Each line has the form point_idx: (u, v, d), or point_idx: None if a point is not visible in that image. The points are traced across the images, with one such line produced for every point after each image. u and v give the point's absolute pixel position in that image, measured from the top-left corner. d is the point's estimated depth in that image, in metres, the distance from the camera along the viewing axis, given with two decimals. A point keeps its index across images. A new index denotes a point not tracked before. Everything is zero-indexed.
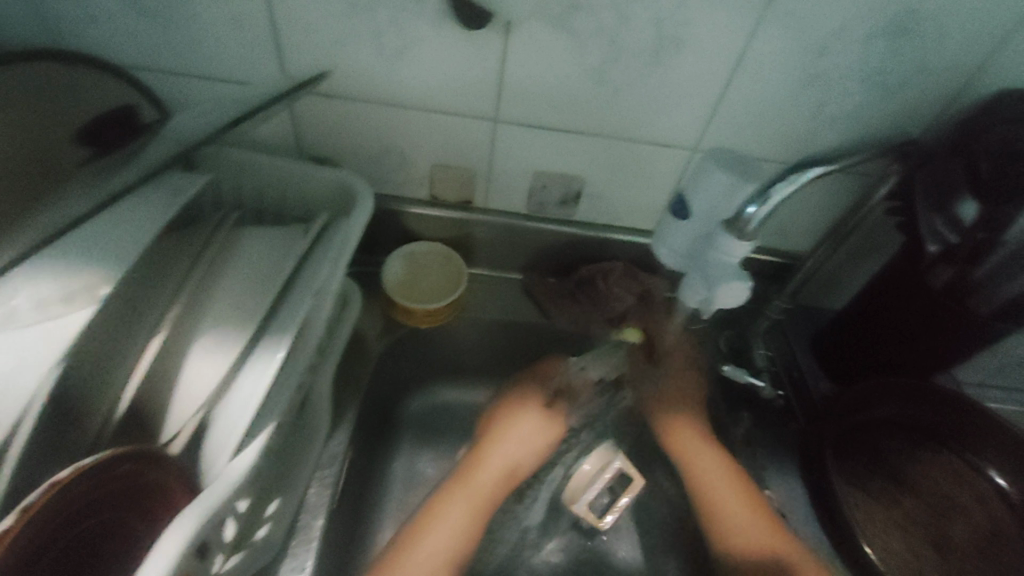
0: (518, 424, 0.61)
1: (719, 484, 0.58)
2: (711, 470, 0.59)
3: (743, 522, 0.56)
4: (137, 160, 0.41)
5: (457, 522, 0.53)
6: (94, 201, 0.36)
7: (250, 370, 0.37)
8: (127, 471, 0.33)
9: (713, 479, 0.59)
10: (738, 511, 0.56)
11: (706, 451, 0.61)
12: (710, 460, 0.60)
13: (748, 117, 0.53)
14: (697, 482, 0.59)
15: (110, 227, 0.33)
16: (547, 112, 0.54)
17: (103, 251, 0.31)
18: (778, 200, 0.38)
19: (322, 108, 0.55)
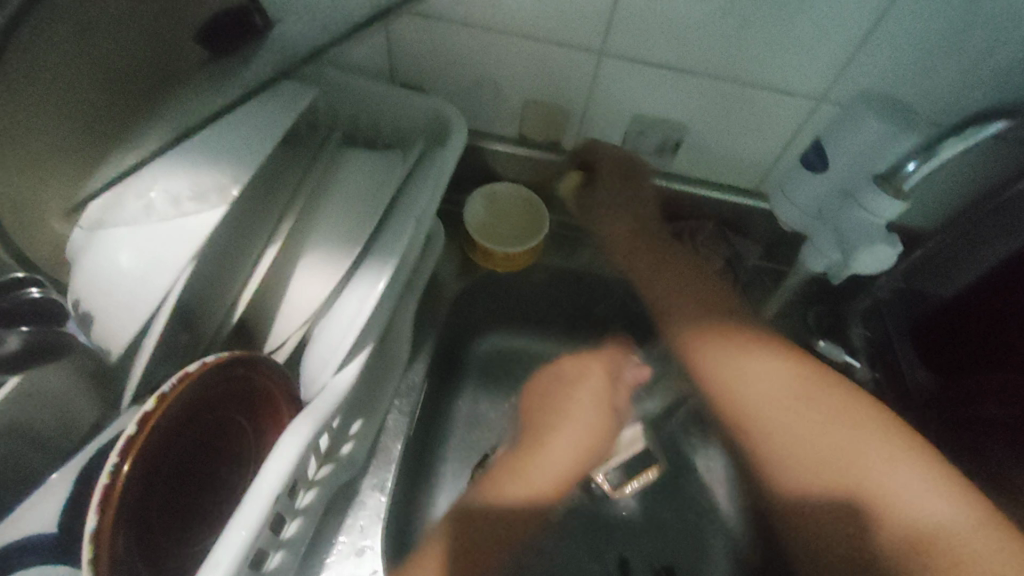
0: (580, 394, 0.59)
1: (808, 385, 0.50)
2: (776, 378, 0.51)
3: (850, 441, 0.47)
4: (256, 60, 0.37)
5: (518, 489, 0.52)
6: (212, 101, 0.34)
7: (355, 288, 0.37)
8: (241, 373, 0.34)
9: (785, 388, 0.50)
10: (830, 421, 0.48)
11: (779, 364, 0.52)
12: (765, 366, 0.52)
13: (896, 66, 0.47)
14: (791, 393, 0.50)
15: (230, 132, 0.32)
16: (660, 49, 0.50)
17: (228, 154, 0.31)
18: (946, 159, 0.33)
19: (421, 31, 0.52)
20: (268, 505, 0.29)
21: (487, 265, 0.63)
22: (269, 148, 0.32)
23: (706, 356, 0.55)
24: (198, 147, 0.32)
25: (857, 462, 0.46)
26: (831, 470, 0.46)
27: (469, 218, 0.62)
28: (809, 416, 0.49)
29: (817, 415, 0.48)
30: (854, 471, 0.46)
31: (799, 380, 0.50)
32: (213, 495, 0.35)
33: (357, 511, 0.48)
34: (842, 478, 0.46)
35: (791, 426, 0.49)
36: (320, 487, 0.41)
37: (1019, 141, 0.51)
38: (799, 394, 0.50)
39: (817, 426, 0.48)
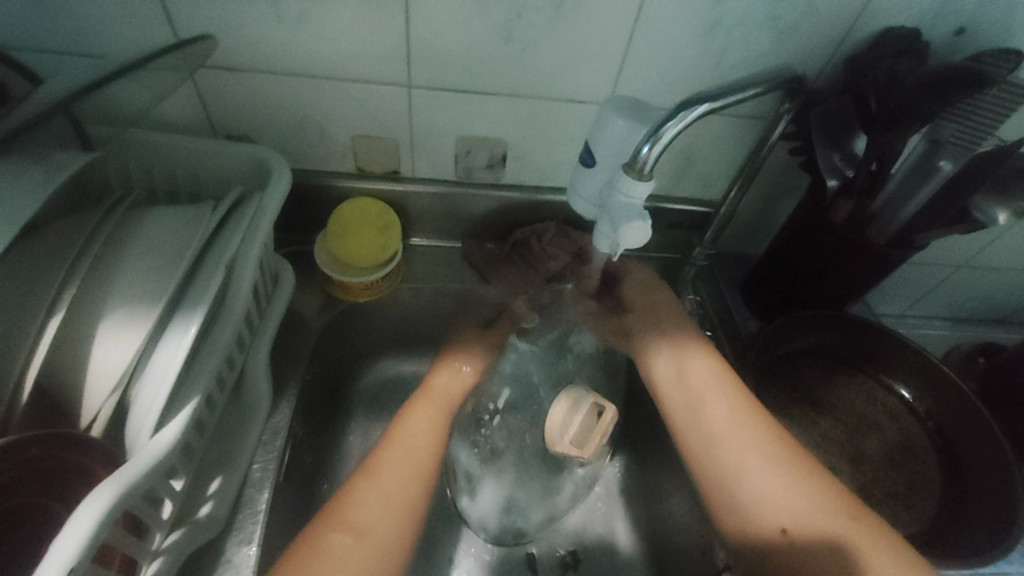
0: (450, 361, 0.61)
1: (702, 371, 0.55)
2: (692, 360, 0.56)
3: (722, 408, 0.53)
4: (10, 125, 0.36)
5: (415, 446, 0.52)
6: None
7: (163, 345, 0.37)
8: (38, 452, 0.34)
9: (693, 365, 0.56)
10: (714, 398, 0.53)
11: (690, 351, 0.57)
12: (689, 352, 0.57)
13: (658, 67, 0.54)
14: (687, 388, 0.55)
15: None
16: (459, 73, 0.54)
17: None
18: (668, 138, 0.39)
19: (228, 82, 0.53)
20: None
21: (348, 298, 0.65)
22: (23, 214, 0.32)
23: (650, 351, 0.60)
24: None
25: (722, 424, 0.52)
26: (707, 447, 0.52)
27: (323, 257, 0.64)
28: (708, 394, 0.54)
29: (693, 389, 0.55)
30: (714, 458, 0.51)
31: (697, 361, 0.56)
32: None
33: (225, 571, 0.46)
34: (707, 448, 0.52)
35: (686, 402, 0.55)
36: (166, 555, 0.40)
37: (762, 113, 0.58)
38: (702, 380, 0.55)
39: (687, 401, 0.55)
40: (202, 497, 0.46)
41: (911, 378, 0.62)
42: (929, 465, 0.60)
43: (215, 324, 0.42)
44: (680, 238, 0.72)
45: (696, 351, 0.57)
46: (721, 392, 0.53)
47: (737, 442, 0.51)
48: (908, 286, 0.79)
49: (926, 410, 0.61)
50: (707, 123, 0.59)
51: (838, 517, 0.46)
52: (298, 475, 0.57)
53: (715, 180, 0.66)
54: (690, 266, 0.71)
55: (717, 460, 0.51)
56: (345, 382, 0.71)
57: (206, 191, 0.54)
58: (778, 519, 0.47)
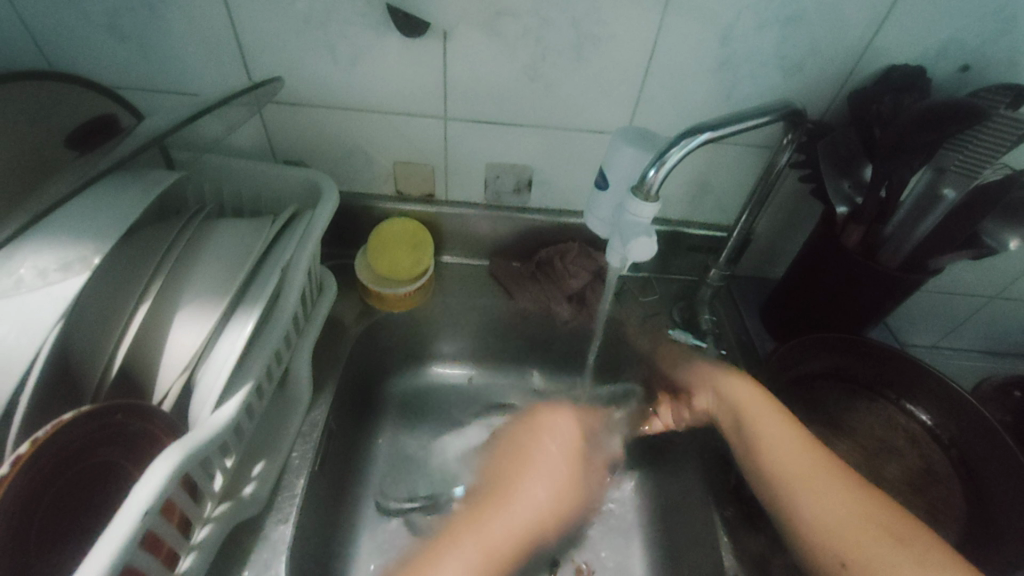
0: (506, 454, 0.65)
1: (753, 406, 0.56)
2: (740, 391, 0.57)
3: (767, 426, 0.54)
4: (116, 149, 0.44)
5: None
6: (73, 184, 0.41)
7: (227, 333, 0.43)
8: (120, 420, 0.39)
9: (741, 398, 0.57)
10: (764, 430, 0.54)
11: (730, 379, 0.59)
12: (734, 385, 0.58)
13: (672, 100, 0.59)
14: (733, 411, 0.57)
15: (91, 215, 0.39)
16: (490, 105, 0.61)
17: (92, 231, 0.38)
18: (672, 163, 0.44)
19: (290, 115, 0.61)
20: (135, 523, 0.33)
21: (383, 308, 0.71)
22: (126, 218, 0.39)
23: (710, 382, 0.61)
24: (62, 226, 0.38)
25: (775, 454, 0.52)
26: (752, 465, 0.54)
27: (361, 270, 0.70)
28: (756, 419, 0.55)
29: (734, 410, 0.57)
30: (766, 477, 0.52)
31: (743, 393, 0.57)
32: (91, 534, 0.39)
33: (262, 547, 0.49)
34: (757, 470, 0.53)
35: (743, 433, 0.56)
36: (215, 522, 0.45)
37: (768, 143, 0.62)
38: (752, 411, 0.55)
39: (734, 420, 0.57)
40: (247, 478, 0.50)
41: (932, 404, 0.62)
42: (954, 494, 0.59)
43: (271, 320, 0.48)
44: (698, 261, 0.75)
45: (737, 380, 0.58)
46: (773, 423, 0.54)
47: (785, 463, 0.52)
48: (936, 314, 0.78)
49: (950, 437, 0.61)
50: (717, 152, 0.63)
51: (866, 535, 0.47)
52: (328, 470, 0.61)
53: (729, 206, 0.69)
54: (706, 287, 0.70)
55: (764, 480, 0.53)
56: (377, 387, 0.75)
57: (265, 207, 0.61)
58: (835, 550, 0.47)
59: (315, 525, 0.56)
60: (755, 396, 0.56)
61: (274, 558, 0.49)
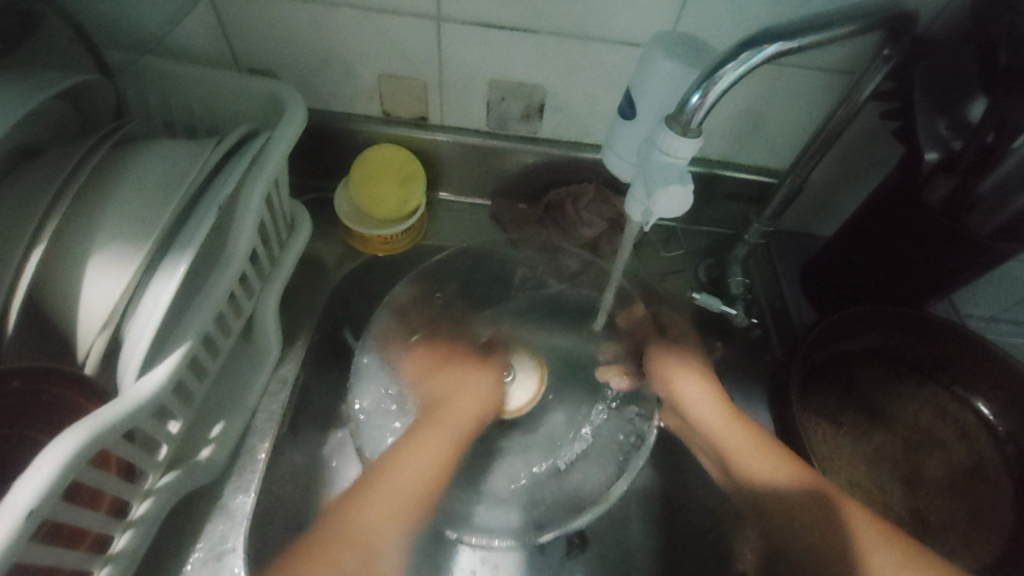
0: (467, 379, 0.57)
1: (714, 426, 0.51)
2: (702, 403, 0.53)
3: (694, 402, 0.53)
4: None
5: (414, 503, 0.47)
6: None
7: (153, 285, 0.35)
8: (18, 385, 0.33)
9: (703, 419, 0.52)
10: (738, 446, 0.49)
11: (669, 365, 0.56)
12: (701, 399, 0.53)
13: (729, 3, 0.46)
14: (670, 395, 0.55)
15: None
16: (495, 4, 0.48)
17: None
18: (724, 87, 0.32)
19: (247, 10, 0.50)
20: (21, 521, 0.27)
21: (368, 251, 0.62)
22: None
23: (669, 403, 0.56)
24: None
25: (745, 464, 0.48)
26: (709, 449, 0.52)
27: (342, 206, 0.61)
28: (693, 401, 0.53)
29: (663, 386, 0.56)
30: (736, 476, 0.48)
31: (697, 407, 0.53)
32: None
33: (219, 515, 0.47)
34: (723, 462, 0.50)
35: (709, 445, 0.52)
36: (157, 495, 0.39)
37: (847, 66, 0.48)
38: (717, 428, 0.51)
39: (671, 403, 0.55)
40: (204, 440, 0.45)
41: (995, 394, 0.53)
42: (1006, 494, 0.51)
43: (217, 265, 0.40)
44: (736, 211, 0.64)
45: (680, 368, 0.55)
46: (742, 437, 0.49)
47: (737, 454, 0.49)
48: (1009, 283, 0.66)
49: (1007, 431, 0.53)
50: (778, 75, 0.50)
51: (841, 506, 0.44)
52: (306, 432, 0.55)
53: (783, 146, 0.56)
54: (741, 244, 0.60)
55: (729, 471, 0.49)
56: None
57: (221, 126, 0.51)
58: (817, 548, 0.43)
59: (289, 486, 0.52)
60: (713, 412, 0.52)
61: (231, 529, 0.46)
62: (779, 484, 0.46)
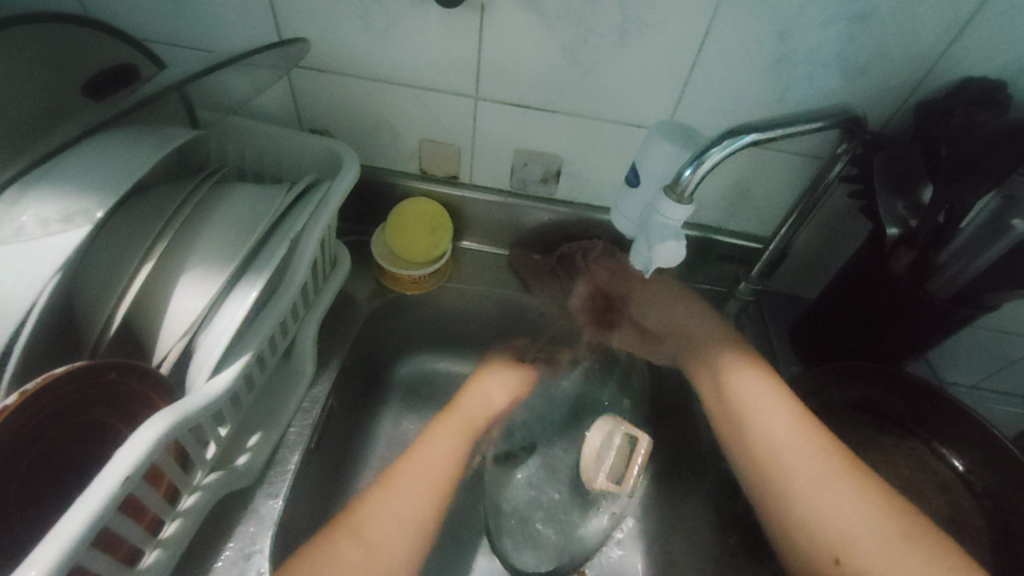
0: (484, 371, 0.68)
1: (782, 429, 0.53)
2: (757, 398, 0.55)
3: (749, 386, 0.56)
4: (128, 101, 0.42)
5: (447, 448, 0.58)
6: (83, 129, 0.40)
7: (230, 302, 0.42)
8: (114, 378, 0.37)
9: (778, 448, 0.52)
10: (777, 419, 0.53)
11: (730, 366, 0.59)
12: (758, 388, 0.56)
13: (718, 99, 0.55)
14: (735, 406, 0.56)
15: (93, 163, 0.38)
16: (525, 89, 0.57)
17: (88, 178, 0.37)
18: (712, 165, 0.40)
19: (318, 83, 0.59)
20: (118, 485, 0.32)
21: (396, 289, 0.69)
22: (132, 168, 0.38)
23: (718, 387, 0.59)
24: (65, 171, 0.37)
25: (792, 480, 0.50)
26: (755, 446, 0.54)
27: (379, 251, 0.68)
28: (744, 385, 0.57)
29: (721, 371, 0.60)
30: (765, 473, 0.52)
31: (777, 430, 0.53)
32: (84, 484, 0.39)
33: (249, 519, 0.50)
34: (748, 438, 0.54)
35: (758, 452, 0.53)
36: (203, 491, 0.44)
37: (819, 151, 0.57)
38: (783, 444, 0.52)
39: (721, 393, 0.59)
40: (242, 448, 0.50)
41: (971, 451, 0.56)
42: (983, 546, 0.54)
43: (278, 290, 0.47)
44: (728, 271, 0.71)
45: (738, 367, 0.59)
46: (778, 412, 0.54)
47: (771, 432, 0.53)
48: (981, 351, 0.72)
49: (983, 486, 0.55)
50: (764, 157, 0.58)
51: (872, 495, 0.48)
52: (326, 448, 0.61)
53: (768, 216, 0.65)
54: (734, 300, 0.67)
55: (765, 459, 0.52)
56: (384, 370, 0.74)
57: (286, 175, 0.60)
58: (828, 544, 0.47)
59: (308, 498, 0.56)
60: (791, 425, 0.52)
61: (260, 533, 0.49)
62: (804, 476, 0.50)
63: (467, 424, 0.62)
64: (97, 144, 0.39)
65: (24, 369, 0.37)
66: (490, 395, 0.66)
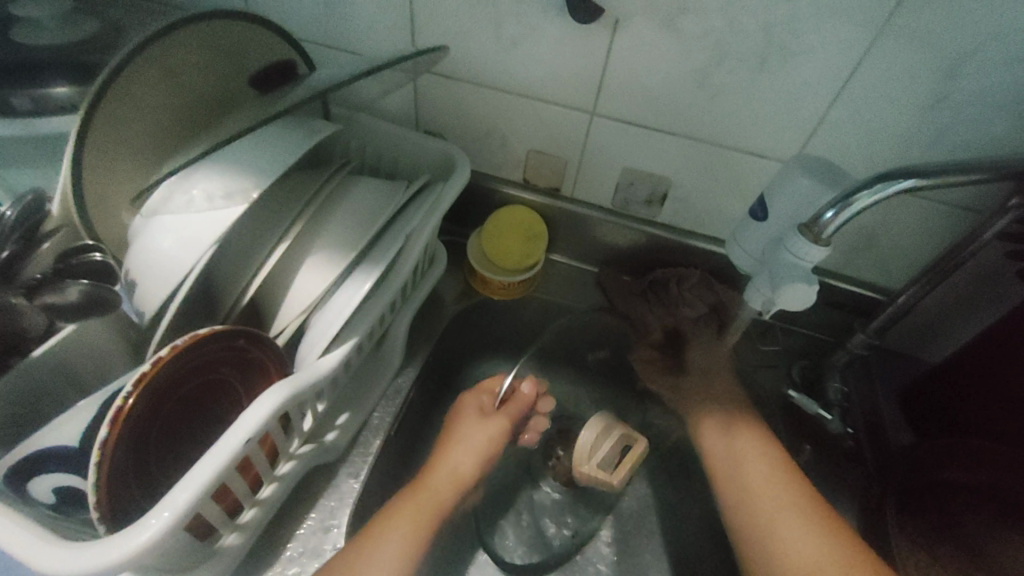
0: (466, 431, 0.58)
1: (775, 502, 0.50)
2: (745, 455, 0.55)
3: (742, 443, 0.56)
4: (286, 96, 0.46)
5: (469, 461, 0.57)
6: (247, 116, 0.44)
7: (345, 288, 0.44)
8: (244, 344, 0.40)
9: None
10: (762, 481, 0.52)
11: (733, 430, 0.58)
12: (748, 449, 0.55)
13: (857, 134, 0.51)
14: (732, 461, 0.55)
15: (251, 147, 0.41)
16: (645, 109, 0.56)
17: (247, 161, 0.40)
18: (861, 207, 0.37)
19: (441, 87, 0.62)
20: (238, 447, 0.35)
21: (483, 292, 0.70)
22: (281, 154, 0.42)
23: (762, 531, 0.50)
24: (228, 153, 0.41)
25: (777, 524, 0.49)
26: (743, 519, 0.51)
27: (471, 254, 0.69)
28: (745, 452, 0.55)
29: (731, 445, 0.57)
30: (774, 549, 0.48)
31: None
32: (210, 436, 0.42)
33: (331, 494, 0.53)
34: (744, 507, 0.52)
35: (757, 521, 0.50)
36: (297, 460, 0.47)
37: (972, 203, 0.51)
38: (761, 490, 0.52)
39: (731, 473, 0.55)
40: (331, 425, 0.53)
41: None
42: None
43: (385, 282, 0.49)
44: (835, 319, 0.66)
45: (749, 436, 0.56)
46: (784, 482, 0.52)
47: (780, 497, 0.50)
48: None
49: None
50: (902, 203, 0.53)
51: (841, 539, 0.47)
52: (403, 439, 0.62)
53: (896, 266, 0.59)
54: (841, 352, 0.61)
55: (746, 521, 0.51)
56: (461, 369, 0.75)
57: (400, 171, 0.63)
58: None
59: (382, 484, 0.59)
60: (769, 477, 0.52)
61: (339, 509, 0.52)
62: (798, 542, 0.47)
63: (434, 502, 0.53)
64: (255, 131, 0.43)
65: (174, 325, 0.41)
66: (470, 442, 0.57)
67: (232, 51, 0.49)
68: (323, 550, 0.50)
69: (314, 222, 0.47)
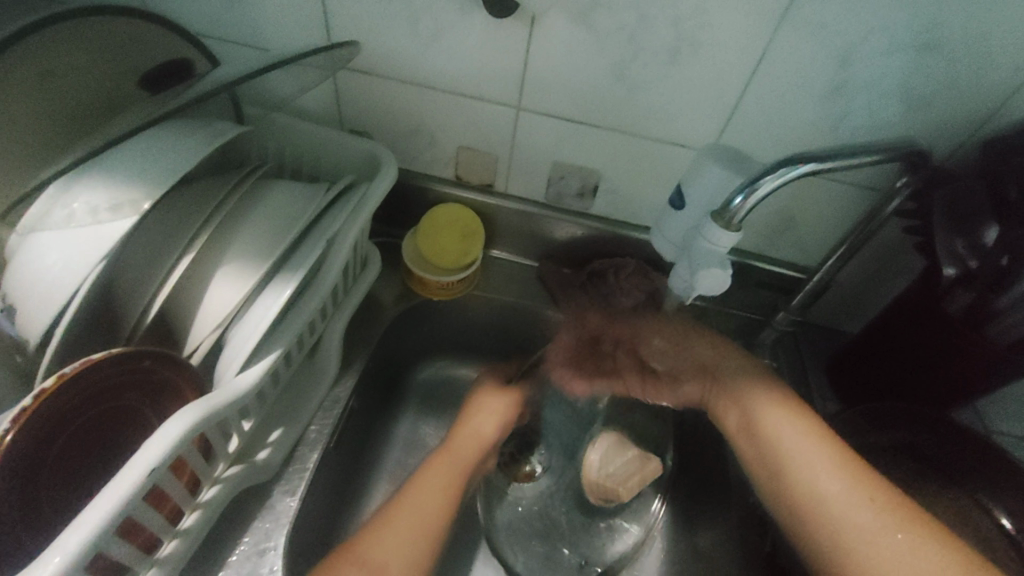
0: (484, 403, 0.63)
1: (824, 488, 0.47)
2: (800, 447, 0.49)
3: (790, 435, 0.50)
4: (184, 96, 0.43)
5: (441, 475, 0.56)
6: (138, 120, 0.41)
7: (262, 298, 0.42)
8: (148, 366, 0.37)
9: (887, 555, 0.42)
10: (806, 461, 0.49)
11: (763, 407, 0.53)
12: (791, 432, 0.51)
13: (768, 121, 0.54)
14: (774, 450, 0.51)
15: (143, 154, 0.38)
16: (569, 102, 0.56)
17: (137, 169, 0.37)
18: (766, 192, 0.38)
19: (362, 84, 0.59)
20: (141, 478, 0.32)
21: (422, 294, 0.68)
22: (177, 160, 0.39)
23: (783, 477, 0.49)
24: (116, 162, 0.38)
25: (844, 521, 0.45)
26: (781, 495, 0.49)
27: (408, 255, 0.67)
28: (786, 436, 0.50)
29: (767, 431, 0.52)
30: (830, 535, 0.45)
31: (870, 541, 0.43)
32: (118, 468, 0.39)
33: (266, 515, 0.50)
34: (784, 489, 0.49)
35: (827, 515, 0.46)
36: (223, 484, 0.44)
37: (874, 183, 0.54)
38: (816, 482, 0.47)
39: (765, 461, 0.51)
40: (262, 443, 0.50)
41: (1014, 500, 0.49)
42: None
43: (308, 290, 0.47)
44: (763, 298, 0.69)
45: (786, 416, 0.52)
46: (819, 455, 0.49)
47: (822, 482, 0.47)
48: None
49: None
50: (813, 186, 0.56)
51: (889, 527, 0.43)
52: (345, 450, 0.61)
53: (813, 246, 0.62)
54: (771, 329, 0.66)
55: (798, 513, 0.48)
56: (406, 372, 0.74)
57: (324, 173, 0.60)
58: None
59: (324, 499, 0.57)
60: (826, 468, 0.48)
61: (275, 530, 0.49)
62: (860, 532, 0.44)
63: (462, 463, 0.58)
64: (147, 136, 0.40)
65: (65, 351, 0.38)
66: (483, 426, 0.62)
67: (114, 47, 0.45)
68: (259, 575, 0.47)
69: (224, 230, 0.44)
